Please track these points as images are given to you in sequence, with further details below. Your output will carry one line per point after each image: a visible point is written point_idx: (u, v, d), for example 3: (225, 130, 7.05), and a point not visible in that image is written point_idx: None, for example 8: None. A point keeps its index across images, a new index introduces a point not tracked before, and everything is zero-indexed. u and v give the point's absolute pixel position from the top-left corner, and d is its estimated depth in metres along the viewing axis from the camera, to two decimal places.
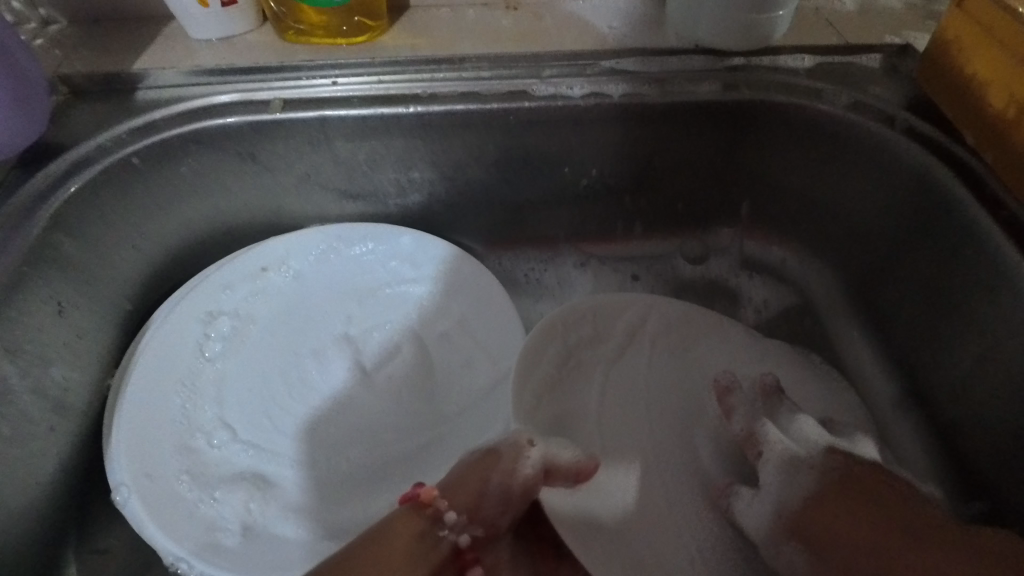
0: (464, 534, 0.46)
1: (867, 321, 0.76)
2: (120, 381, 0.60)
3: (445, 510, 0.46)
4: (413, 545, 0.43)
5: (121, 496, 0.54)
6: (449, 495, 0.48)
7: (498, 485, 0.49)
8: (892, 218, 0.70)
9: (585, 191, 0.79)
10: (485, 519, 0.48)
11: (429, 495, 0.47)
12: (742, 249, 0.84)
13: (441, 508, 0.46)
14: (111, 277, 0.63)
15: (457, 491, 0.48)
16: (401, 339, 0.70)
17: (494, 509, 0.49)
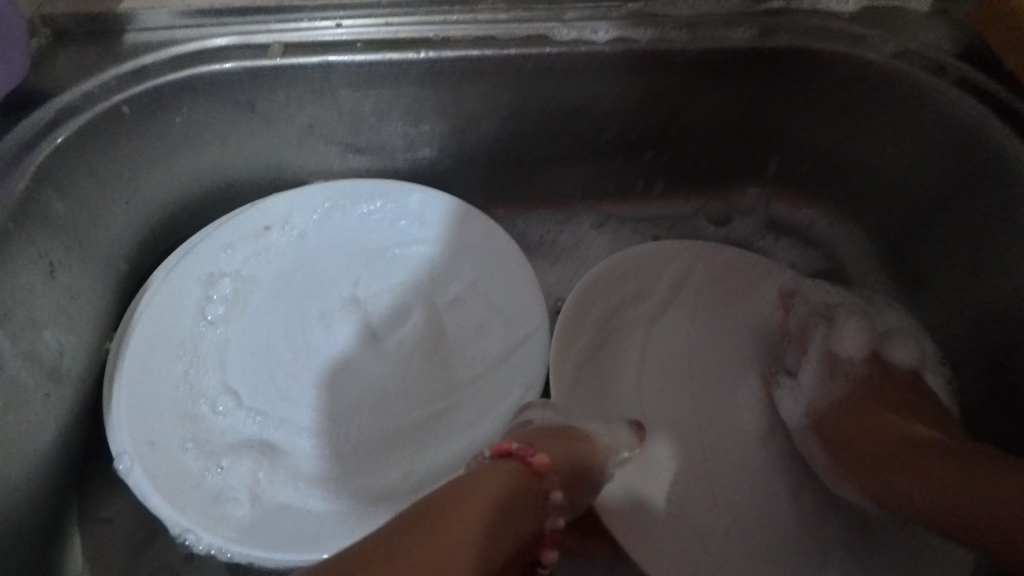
0: (560, 517, 0.52)
1: (901, 288, 0.72)
2: (119, 344, 0.58)
3: (554, 489, 0.51)
4: (522, 517, 0.48)
5: (123, 465, 0.53)
6: (554, 468, 0.51)
7: (584, 466, 0.53)
8: (938, 179, 0.65)
9: (606, 146, 0.74)
10: (578, 502, 0.54)
11: (539, 465, 0.50)
12: (769, 211, 0.79)
13: (551, 487, 0.51)
14: (104, 237, 0.59)
15: (559, 465, 0.52)
16: (412, 304, 0.66)
17: (587, 494, 0.54)
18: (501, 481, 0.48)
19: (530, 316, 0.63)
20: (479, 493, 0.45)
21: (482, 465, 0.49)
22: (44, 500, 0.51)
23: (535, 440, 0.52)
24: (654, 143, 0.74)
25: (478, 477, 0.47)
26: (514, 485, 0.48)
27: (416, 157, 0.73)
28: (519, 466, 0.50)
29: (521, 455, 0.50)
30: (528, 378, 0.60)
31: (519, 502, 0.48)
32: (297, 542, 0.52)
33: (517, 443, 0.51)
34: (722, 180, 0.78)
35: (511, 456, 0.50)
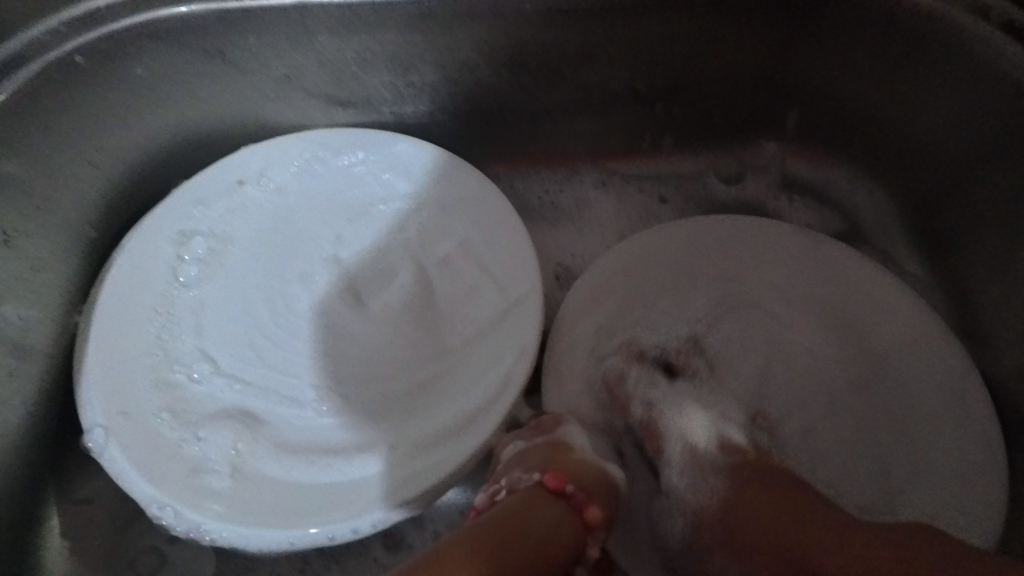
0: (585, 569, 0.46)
1: (928, 249, 0.67)
2: (88, 310, 0.55)
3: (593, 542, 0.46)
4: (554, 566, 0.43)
5: (95, 437, 0.50)
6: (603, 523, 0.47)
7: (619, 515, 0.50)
8: (971, 131, 0.59)
9: (612, 98, 0.68)
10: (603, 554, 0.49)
11: (589, 518, 0.46)
12: (784, 167, 0.74)
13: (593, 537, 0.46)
14: (67, 201, 0.56)
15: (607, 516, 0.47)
16: (398, 264, 0.62)
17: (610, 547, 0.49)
18: (546, 530, 0.44)
19: (524, 276, 0.59)
20: (521, 542, 0.42)
21: (535, 496, 0.46)
22: (14, 481, 0.50)
23: (590, 485, 0.48)
24: (663, 95, 0.68)
25: (526, 519, 0.44)
26: (559, 537, 0.44)
27: (408, 111, 0.68)
28: (567, 510, 0.46)
29: (574, 501, 0.46)
30: (521, 343, 0.56)
31: (552, 554, 0.43)
32: (277, 522, 0.48)
33: (575, 486, 0.47)
34: (737, 134, 0.73)
35: (563, 497, 0.46)
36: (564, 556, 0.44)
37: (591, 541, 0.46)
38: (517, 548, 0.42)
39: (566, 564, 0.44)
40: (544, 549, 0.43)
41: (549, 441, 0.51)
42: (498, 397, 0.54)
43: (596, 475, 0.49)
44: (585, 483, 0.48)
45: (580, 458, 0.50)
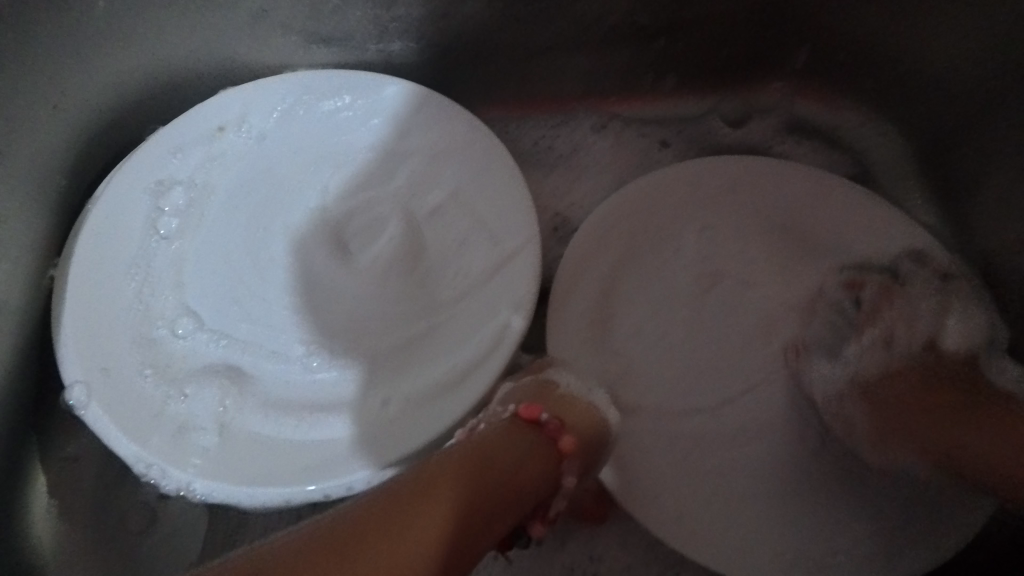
0: (562, 500, 0.45)
1: (938, 196, 0.64)
2: (63, 265, 0.52)
3: (568, 474, 0.44)
4: (520, 499, 0.41)
5: (76, 394, 0.48)
6: (576, 456, 0.45)
7: (601, 451, 0.48)
8: (993, 66, 0.55)
9: (612, 32, 0.64)
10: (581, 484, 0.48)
11: (563, 448, 0.44)
12: (792, 109, 0.70)
13: (567, 469, 0.44)
14: (31, 147, 0.52)
15: (582, 451, 0.46)
16: (388, 214, 0.59)
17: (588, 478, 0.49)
18: (514, 460, 0.41)
19: (520, 227, 0.56)
20: (489, 474, 0.40)
21: (509, 428, 0.44)
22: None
23: (569, 418, 0.46)
24: (666, 28, 0.64)
25: (497, 448, 0.42)
26: (529, 467, 0.42)
27: (395, 48, 0.64)
28: (541, 441, 0.44)
29: (549, 432, 0.44)
30: (518, 297, 0.54)
31: (523, 485, 0.41)
32: (268, 479, 0.48)
33: (550, 416, 0.45)
34: (743, 74, 0.69)
35: (538, 428, 0.45)
36: (535, 486, 0.42)
37: (568, 470, 0.44)
38: (484, 480, 0.39)
39: (537, 495, 0.42)
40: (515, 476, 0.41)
41: (534, 378, 0.49)
42: (493, 351, 0.52)
43: (578, 411, 0.47)
44: (563, 415, 0.46)
45: (562, 394, 0.48)
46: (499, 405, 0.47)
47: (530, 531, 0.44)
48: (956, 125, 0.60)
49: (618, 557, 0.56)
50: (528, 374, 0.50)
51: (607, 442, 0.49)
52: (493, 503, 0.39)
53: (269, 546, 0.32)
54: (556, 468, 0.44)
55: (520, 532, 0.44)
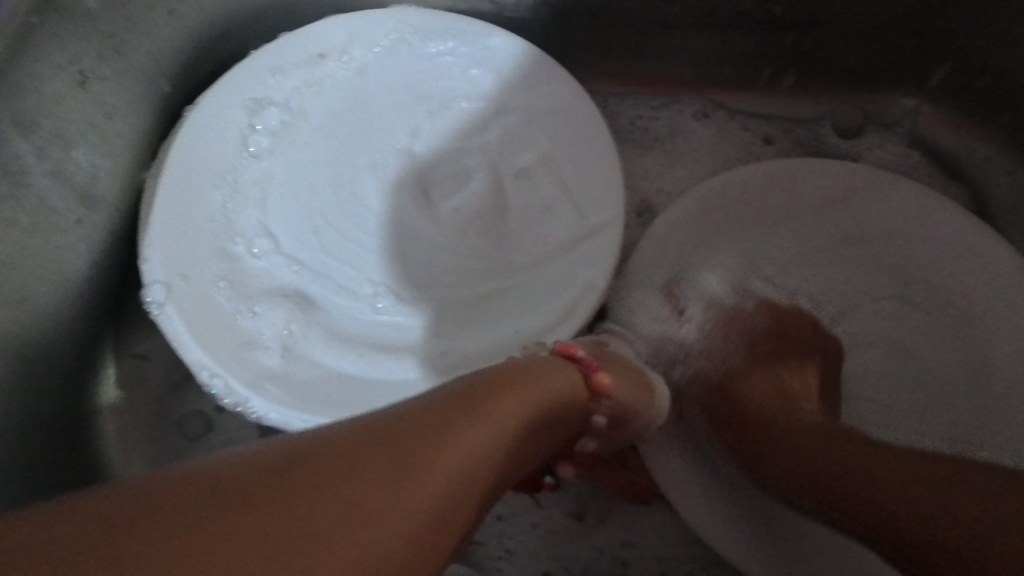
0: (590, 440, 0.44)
1: None
2: (157, 169, 0.53)
3: (599, 412, 0.43)
4: (555, 429, 0.39)
5: (153, 295, 0.50)
6: (611, 396, 0.43)
7: (641, 413, 0.47)
8: None
9: (739, 15, 0.60)
10: (610, 436, 0.47)
11: (598, 385, 0.42)
12: (913, 127, 0.65)
13: (599, 407, 0.43)
14: (143, 47, 0.52)
15: (618, 394, 0.44)
16: (474, 167, 0.58)
17: (622, 437, 0.49)
18: (557, 387, 0.38)
19: (608, 205, 0.55)
20: (532, 398, 0.36)
21: (548, 358, 0.41)
22: (69, 335, 0.50)
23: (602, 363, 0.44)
24: (799, 23, 0.60)
25: (537, 370, 0.38)
26: (567, 398, 0.39)
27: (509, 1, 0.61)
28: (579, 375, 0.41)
29: (585, 367, 0.42)
30: (593, 276, 0.53)
31: (560, 415, 0.39)
32: (325, 405, 0.49)
33: (585, 353, 0.43)
34: (870, 84, 0.65)
35: (576, 362, 0.42)
36: (572, 415, 0.40)
37: (597, 408, 0.43)
38: (529, 402, 0.35)
39: (569, 426, 0.41)
40: (560, 400, 0.38)
41: (589, 340, 0.50)
42: (560, 324, 0.52)
43: (619, 364, 0.46)
44: (599, 359, 0.44)
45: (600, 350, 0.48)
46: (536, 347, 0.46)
47: (560, 471, 0.48)
48: None
49: (650, 547, 0.56)
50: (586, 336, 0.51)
51: (648, 399, 0.48)
52: (534, 426, 0.35)
53: (302, 440, 0.28)
54: (589, 402, 0.42)
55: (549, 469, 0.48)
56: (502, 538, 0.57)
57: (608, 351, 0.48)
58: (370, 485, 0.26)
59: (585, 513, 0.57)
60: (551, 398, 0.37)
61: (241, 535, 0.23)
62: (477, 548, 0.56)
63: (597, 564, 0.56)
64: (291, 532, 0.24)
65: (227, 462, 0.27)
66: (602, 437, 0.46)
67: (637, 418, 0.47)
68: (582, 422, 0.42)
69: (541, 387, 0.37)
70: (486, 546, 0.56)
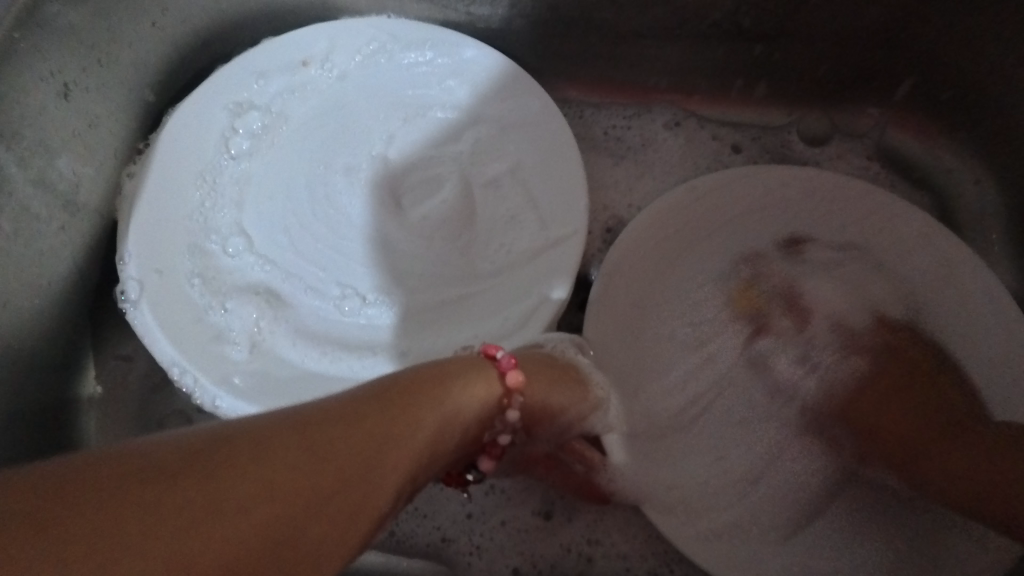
0: (505, 435, 0.45)
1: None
2: (139, 173, 0.56)
3: (513, 409, 0.44)
4: (461, 434, 0.40)
5: (126, 290, 0.52)
6: (523, 393, 0.44)
7: (569, 411, 0.49)
8: None
9: (706, 28, 0.62)
10: (534, 431, 0.48)
11: (510, 383, 0.43)
12: (882, 137, 0.66)
13: (513, 405, 0.43)
14: (124, 60, 0.55)
15: (531, 392, 0.45)
16: (446, 175, 0.60)
17: (550, 432, 0.49)
18: (464, 390, 0.40)
19: (570, 216, 0.56)
20: (429, 401, 0.37)
21: (467, 360, 0.43)
22: (54, 335, 0.53)
23: (519, 362, 0.46)
24: (765, 36, 0.61)
25: (444, 373, 0.40)
26: (473, 399, 0.41)
27: (484, 12, 0.63)
28: (493, 375, 0.43)
29: (501, 367, 0.43)
30: (549, 285, 0.54)
31: (466, 419, 0.40)
32: (286, 398, 0.51)
33: (505, 352, 0.44)
34: (839, 93, 0.66)
35: (493, 362, 0.43)
36: (478, 416, 0.41)
37: (511, 405, 0.44)
38: (424, 405, 0.37)
39: (477, 427, 0.42)
40: (468, 402, 0.40)
41: (527, 345, 0.51)
42: (520, 329, 0.53)
43: (539, 364, 0.47)
44: (516, 358, 0.45)
45: (529, 353, 0.49)
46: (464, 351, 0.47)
47: (478, 465, 0.47)
48: None
49: (615, 544, 0.58)
50: (531, 340, 0.52)
51: (579, 398, 0.49)
52: (433, 429, 0.37)
53: (232, 425, 0.32)
54: (500, 401, 0.43)
55: (470, 465, 0.48)
56: (472, 535, 0.58)
57: (538, 352, 0.49)
58: (287, 464, 0.30)
59: (553, 513, 0.58)
60: (449, 401, 0.39)
61: (169, 501, 0.27)
62: (447, 545, 0.57)
63: (563, 562, 0.57)
64: (212, 499, 0.28)
65: (164, 442, 0.30)
66: (518, 431, 0.46)
67: (563, 413, 0.48)
68: (494, 420, 0.43)
69: (446, 392, 0.39)
70: (457, 543, 0.57)
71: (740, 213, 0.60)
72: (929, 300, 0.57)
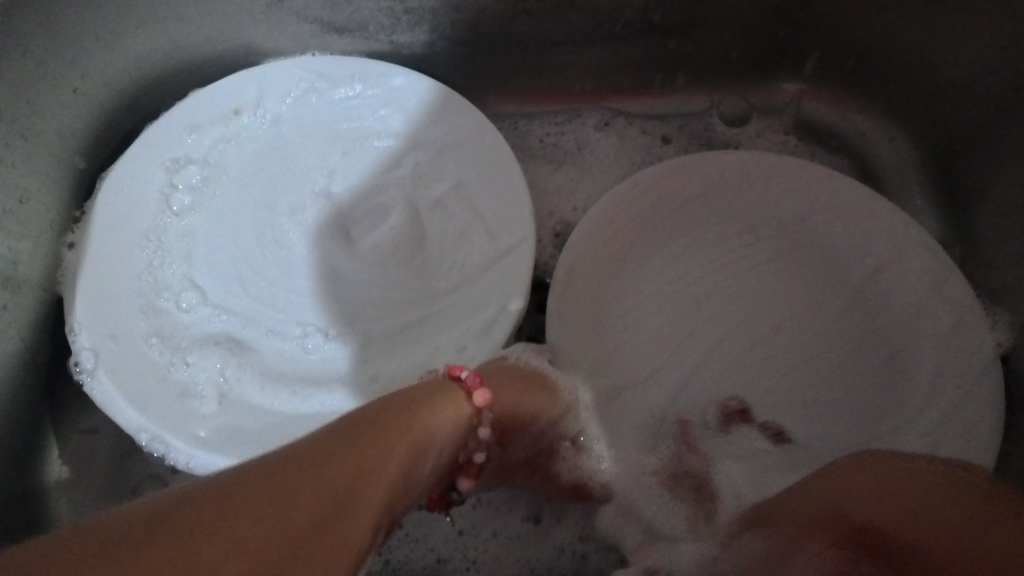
0: (480, 452, 0.46)
1: (941, 190, 0.64)
2: (80, 242, 0.55)
3: (482, 426, 0.45)
4: (436, 455, 0.41)
5: (81, 359, 0.51)
6: (492, 409, 0.45)
7: (540, 417, 0.50)
8: (1002, 71, 0.55)
9: (620, 29, 0.65)
10: (508, 443, 0.49)
11: (479, 401, 0.44)
12: (799, 110, 0.70)
13: (481, 423, 0.45)
14: (51, 130, 0.55)
15: (500, 405, 0.46)
16: (391, 204, 0.61)
17: (524, 440, 0.51)
18: (433, 412, 0.41)
19: (517, 227, 0.57)
20: (399, 431, 0.38)
21: (434, 384, 0.44)
22: (9, 416, 0.52)
23: (484, 378, 0.47)
24: (676, 29, 0.65)
25: (412, 400, 0.41)
26: (444, 419, 0.42)
27: (406, 40, 0.65)
28: (461, 394, 0.44)
29: (467, 386, 0.44)
30: (506, 294, 0.56)
31: (439, 443, 0.41)
32: (257, 445, 0.51)
33: (470, 371, 0.45)
34: (752, 75, 0.70)
35: (458, 383, 0.44)
36: (450, 437, 0.42)
37: (481, 421, 0.45)
38: (394, 434, 0.38)
39: (453, 446, 0.43)
40: (441, 424, 0.41)
41: (490, 358, 0.52)
42: (484, 340, 0.54)
43: (505, 377, 0.48)
44: (482, 376, 0.46)
45: (497, 367, 0.50)
46: (430, 375, 0.48)
47: (458, 486, 0.48)
48: (965, 126, 0.60)
49: (606, 538, 0.58)
50: (495, 353, 0.53)
51: (550, 403, 0.51)
52: (407, 457, 0.38)
53: (195, 486, 0.31)
54: (470, 420, 0.44)
55: (450, 487, 0.49)
56: (467, 551, 0.58)
57: (503, 364, 0.50)
58: (257, 515, 0.30)
59: (542, 516, 0.59)
60: (421, 427, 0.40)
61: None
62: (444, 566, 0.57)
63: (559, 563, 0.58)
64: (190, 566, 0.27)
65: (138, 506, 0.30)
66: (493, 445, 0.47)
67: (535, 421, 0.50)
68: (467, 440, 0.45)
69: (418, 418, 0.40)
70: (452, 562, 0.57)
71: (678, 202, 0.63)
72: (866, 256, 0.60)
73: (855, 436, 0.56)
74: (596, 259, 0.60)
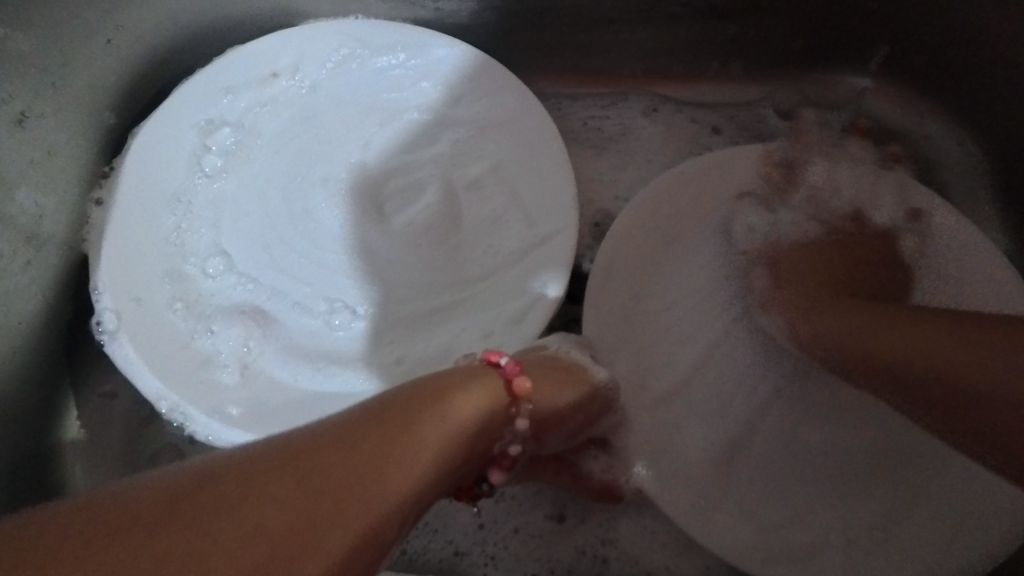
0: (516, 444, 0.44)
1: (1009, 200, 0.60)
2: (107, 200, 0.53)
3: (520, 417, 0.43)
4: (472, 447, 0.39)
5: (103, 319, 0.50)
6: (530, 399, 0.43)
7: (576, 413, 0.48)
8: None
9: (677, 8, 0.61)
10: (542, 436, 0.47)
11: (516, 390, 0.42)
12: (860, 105, 0.66)
13: (520, 413, 0.43)
14: (84, 84, 0.53)
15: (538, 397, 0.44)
16: (428, 179, 0.58)
17: (557, 434, 0.48)
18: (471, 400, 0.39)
19: (557, 213, 0.55)
20: (432, 419, 0.36)
21: (473, 369, 0.42)
22: (30, 376, 0.51)
23: (522, 368, 0.45)
24: (736, 12, 0.61)
25: (448, 383, 0.38)
26: (482, 408, 0.39)
27: (451, 8, 0.62)
28: (499, 382, 0.42)
29: (506, 374, 0.42)
30: (541, 283, 0.53)
31: (479, 434, 0.39)
32: (280, 421, 0.49)
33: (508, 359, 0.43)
34: (814, 66, 0.65)
35: (498, 370, 0.42)
36: (487, 429, 0.40)
37: (518, 412, 0.43)
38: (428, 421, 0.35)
39: (487, 438, 0.40)
40: (478, 414, 0.39)
41: (525, 348, 0.50)
42: (516, 329, 0.52)
43: (542, 371, 0.46)
44: (520, 365, 0.44)
45: (535, 357, 0.48)
46: (465, 360, 0.46)
47: (489, 479, 0.46)
48: None
49: (629, 539, 0.56)
50: (535, 343, 0.50)
51: (588, 399, 0.48)
52: (445, 449, 0.35)
53: (216, 464, 0.30)
54: (507, 410, 0.42)
55: (480, 479, 0.46)
56: (485, 546, 0.56)
57: (541, 354, 0.48)
58: (276, 500, 0.28)
59: (566, 515, 0.57)
60: (458, 416, 0.37)
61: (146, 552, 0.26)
62: (460, 560, 0.56)
63: (579, 565, 0.56)
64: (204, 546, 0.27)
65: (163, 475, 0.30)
66: (529, 439, 0.45)
67: (570, 416, 0.48)
68: (504, 431, 0.42)
69: (453, 407, 0.37)
70: (470, 556, 0.56)
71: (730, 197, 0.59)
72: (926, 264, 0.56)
73: (903, 453, 0.52)
74: (636, 252, 0.57)
